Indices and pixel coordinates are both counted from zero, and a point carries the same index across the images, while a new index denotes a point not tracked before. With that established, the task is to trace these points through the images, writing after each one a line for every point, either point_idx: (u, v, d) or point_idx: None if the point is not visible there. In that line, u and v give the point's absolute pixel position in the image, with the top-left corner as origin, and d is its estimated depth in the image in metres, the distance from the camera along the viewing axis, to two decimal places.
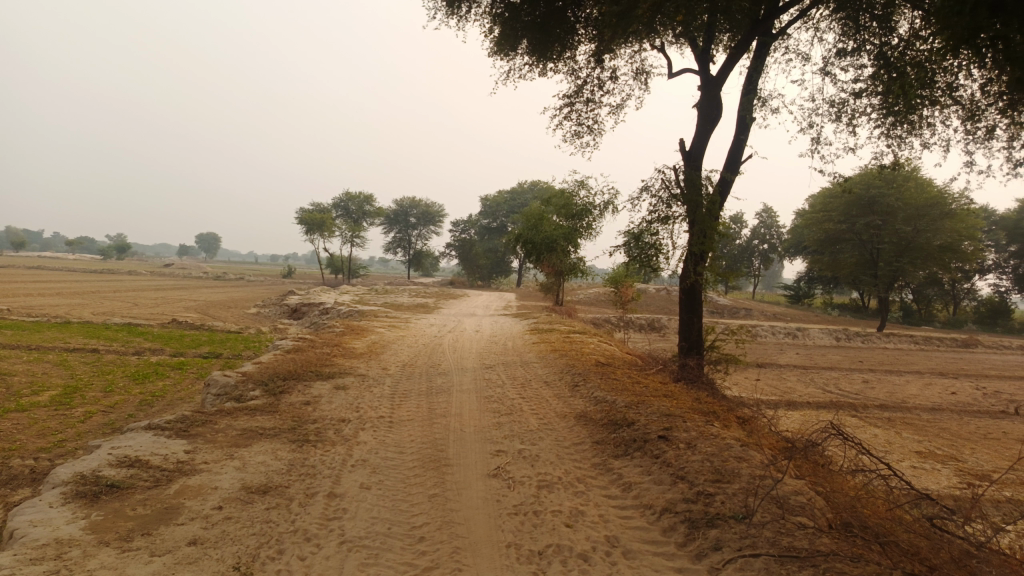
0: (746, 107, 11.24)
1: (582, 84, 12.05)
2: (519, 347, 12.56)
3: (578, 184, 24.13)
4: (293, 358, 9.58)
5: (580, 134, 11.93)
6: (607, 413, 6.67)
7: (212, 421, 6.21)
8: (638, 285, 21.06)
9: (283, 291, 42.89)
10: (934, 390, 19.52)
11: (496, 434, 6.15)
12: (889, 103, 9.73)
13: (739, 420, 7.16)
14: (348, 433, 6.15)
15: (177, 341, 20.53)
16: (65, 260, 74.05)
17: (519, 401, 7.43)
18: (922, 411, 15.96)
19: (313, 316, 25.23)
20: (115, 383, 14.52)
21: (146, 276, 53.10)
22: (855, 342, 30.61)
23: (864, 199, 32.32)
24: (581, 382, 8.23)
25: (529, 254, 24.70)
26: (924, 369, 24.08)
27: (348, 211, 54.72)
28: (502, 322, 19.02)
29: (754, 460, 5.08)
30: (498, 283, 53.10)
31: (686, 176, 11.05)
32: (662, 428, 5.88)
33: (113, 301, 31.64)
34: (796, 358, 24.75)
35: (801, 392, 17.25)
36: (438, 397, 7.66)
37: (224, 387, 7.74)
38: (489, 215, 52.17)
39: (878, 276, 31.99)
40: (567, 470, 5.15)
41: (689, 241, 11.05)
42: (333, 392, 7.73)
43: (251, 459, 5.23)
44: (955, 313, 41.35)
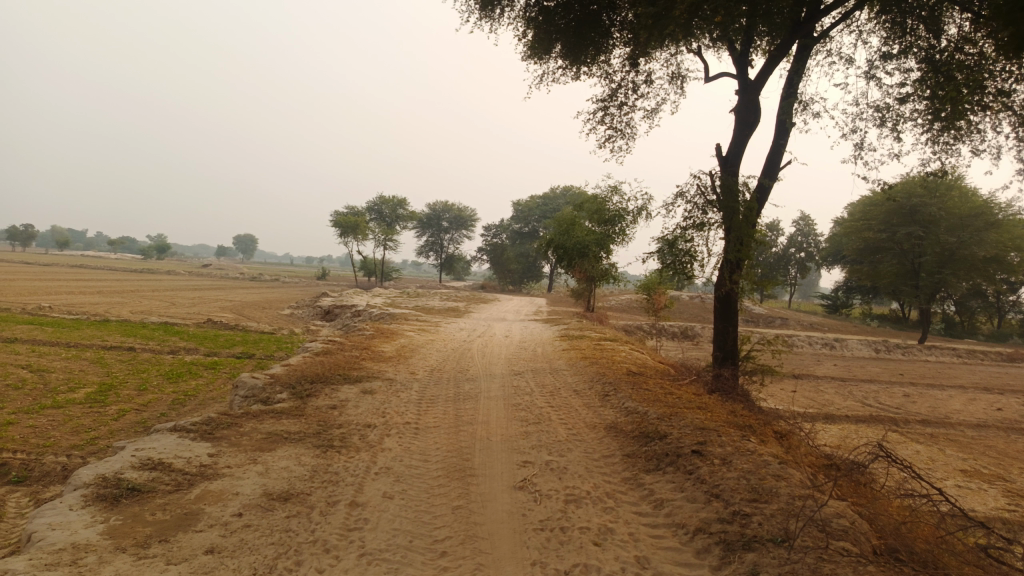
0: (786, 111, 10.94)
1: (616, 88, 11.86)
2: (549, 354, 12.39)
3: (611, 189, 23.90)
4: (321, 360, 9.54)
5: (614, 139, 11.73)
6: (638, 424, 6.47)
7: (237, 424, 6.17)
8: (670, 293, 20.75)
9: (316, 293, 43.28)
10: (979, 405, 18.84)
11: (523, 444, 5.99)
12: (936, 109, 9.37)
13: (777, 435, 6.90)
14: (373, 439, 6.04)
15: (211, 341, 20.76)
16: (107, 260, 75.79)
17: (548, 410, 7.26)
18: (966, 428, 15.39)
19: (345, 318, 25.34)
20: (149, 381, 14.67)
21: (184, 276, 54.04)
22: (895, 354, 29.79)
23: (906, 208, 31.47)
24: (611, 392, 8.03)
25: (560, 259, 24.51)
26: (968, 383, 23.31)
27: (381, 214, 55.08)
28: (533, 328, 18.86)
29: (793, 480, 4.84)
30: (529, 288, 52.93)
31: (722, 182, 10.78)
32: (695, 442, 5.67)
33: (151, 300, 32.20)
34: (833, 369, 24.14)
35: (838, 405, 16.76)
36: (465, 404, 7.53)
37: (252, 389, 7.70)
38: (521, 220, 52.07)
39: (919, 287, 31.14)
40: (596, 484, 4.97)
41: (725, 248, 10.78)
42: (360, 397, 7.64)
43: (274, 465, 5.15)
44: (1000, 326, 40.05)
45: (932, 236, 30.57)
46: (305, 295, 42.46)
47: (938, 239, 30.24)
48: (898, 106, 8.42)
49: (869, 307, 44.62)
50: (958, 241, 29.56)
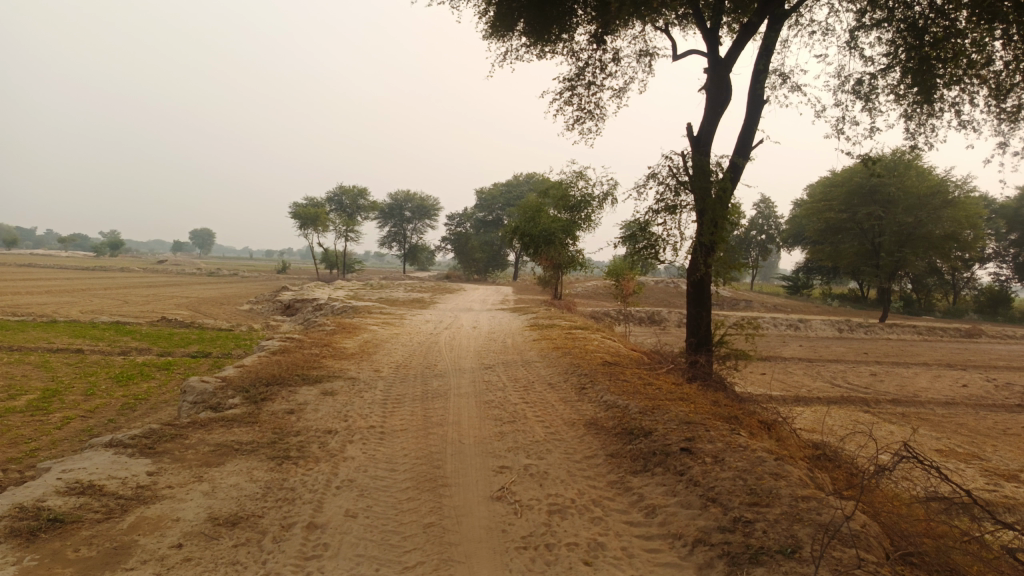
0: (757, 88, 10.63)
1: (583, 67, 11.42)
2: (519, 345, 11.95)
3: (576, 175, 23.52)
4: (278, 359, 8.95)
5: (581, 120, 11.31)
6: (619, 420, 6.07)
7: (184, 436, 5.60)
8: (639, 278, 20.43)
9: (277, 286, 42.19)
10: (944, 382, 19.00)
11: (499, 447, 5.53)
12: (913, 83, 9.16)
13: (762, 424, 6.57)
14: (334, 448, 5.52)
15: (165, 340, 19.86)
16: (57, 257, 73.23)
17: (522, 407, 6.81)
18: (936, 406, 15.40)
19: (306, 312, 24.58)
20: (97, 386, 13.83)
21: (139, 273, 52.33)
22: (858, 333, 30.09)
23: (866, 188, 31.95)
24: (588, 384, 7.62)
25: (526, 247, 24.01)
26: (931, 360, 23.55)
27: (342, 205, 53.96)
28: (500, 318, 18.37)
29: (792, 478, 4.47)
30: (494, 276, 52.46)
31: (694, 162, 10.44)
32: (684, 438, 5.28)
33: (102, 299, 30.91)
34: (799, 350, 24.19)
35: (810, 387, 16.66)
36: (434, 403, 7.04)
37: (201, 395, 7.11)
38: (485, 209, 51.60)
39: (880, 266, 31.12)
40: (581, 490, 4.54)
41: (699, 231, 10.45)
42: (320, 399, 7.09)
43: (221, 483, 4.61)
44: (955, 302, 40.84)
45: (890, 217, 30.87)
46: (265, 289, 41.44)
47: (897, 219, 30.47)
48: (875, 81, 8.18)
49: (830, 287, 45.22)
50: (917, 220, 29.73)
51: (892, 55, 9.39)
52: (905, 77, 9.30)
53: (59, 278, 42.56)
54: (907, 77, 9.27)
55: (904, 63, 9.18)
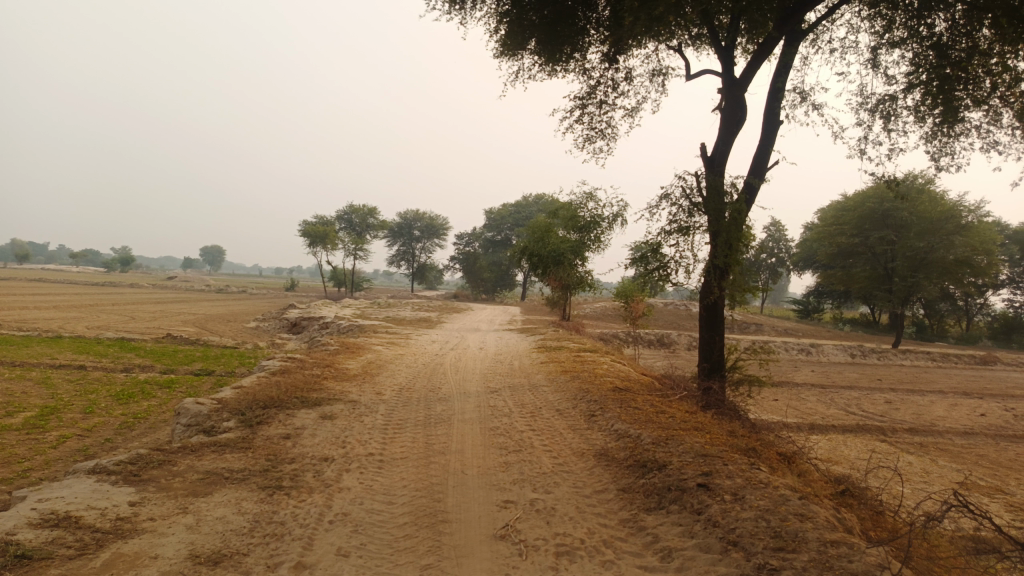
0: (772, 109, 10.40)
1: (594, 85, 11.22)
2: (526, 367, 11.65)
3: (586, 196, 23.32)
4: (277, 380, 8.68)
5: (591, 139, 11.10)
6: (630, 451, 5.76)
7: (172, 462, 5.31)
8: (648, 300, 20.10)
9: (284, 304, 42.05)
10: (961, 411, 18.54)
11: (503, 478, 5.23)
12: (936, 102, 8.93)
13: (781, 457, 6.25)
14: (329, 477, 5.22)
15: (169, 357, 19.63)
16: (68, 272, 73.53)
17: (529, 435, 6.50)
18: (954, 436, 14.97)
19: (312, 331, 24.37)
20: (96, 403, 13.57)
21: (147, 289, 52.40)
22: (871, 359, 29.59)
23: (877, 213, 31.71)
24: (598, 412, 7.31)
25: (535, 267, 23.76)
26: (947, 388, 23.07)
27: (351, 223, 53.99)
28: (507, 339, 18.08)
29: (819, 520, 4.14)
30: (502, 297, 52.18)
31: (706, 182, 10.20)
32: (700, 472, 4.97)
33: (109, 314, 30.80)
34: (812, 375, 23.73)
35: (824, 415, 16.25)
36: (437, 429, 6.75)
37: (195, 417, 6.84)
38: (493, 228, 51.48)
39: (893, 291, 30.61)
40: (591, 530, 4.22)
41: (713, 253, 10.16)
42: (318, 424, 6.80)
43: (207, 515, 4.32)
44: (968, 328, 40.24)
45: (903, 241, 30.43)
46: (271, 306, 41.36)
47: (910, 244, 29.92)
48: (896, 103, 8.02)
49: (840, 311, 44.70)
50: (929, 245, 29.14)
51: (914, 74, 9.17)
52: (926, 96, 9.09)
53: (68, 292, 42.64)
54: (927, 97, 9.08)
55: (923, 82, 9.00)
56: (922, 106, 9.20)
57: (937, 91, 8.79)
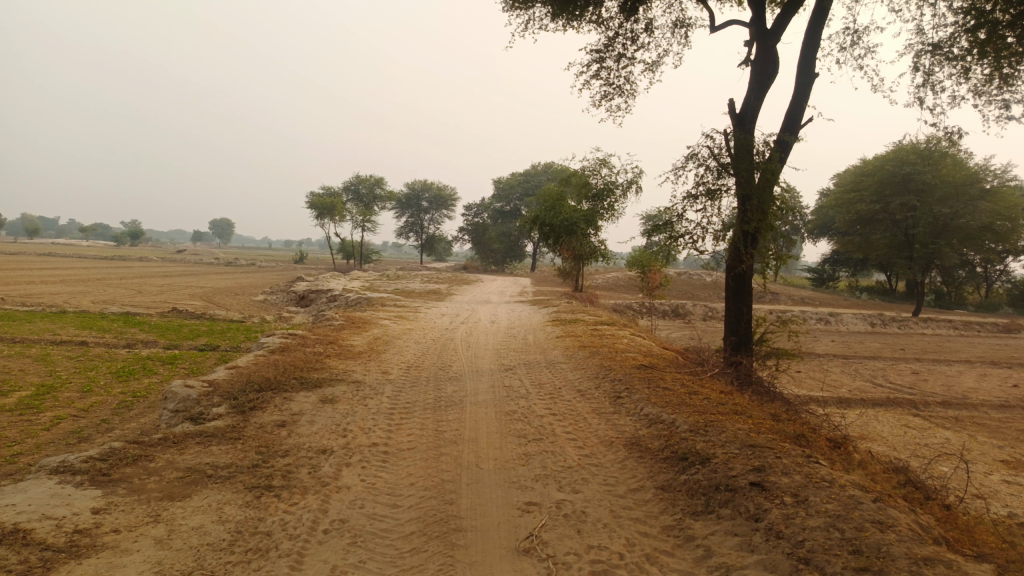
0: (808, 62, 9.55)
1: (613, 38, 10.38)
2: (542, 342, 10.98)
3: (598, 163, 22.44)
4: (276, 360, 8.04)
5: (609, 96, 10.31)
6: (667, 440, 5.11)
7: (150, 458, 4.70)
8: (665, 269, 19.32)
9: (292, 277, 41.48)
10: (991, 382, 17.78)
11: (523, 474, 4.60)
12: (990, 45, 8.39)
13: (832, 445, 5.60)
14: (326, 474, 4.59)
15: (173, 332, 19.11)
16: (77, 246, 73.11)
17: (550, 420, 5.86)
18: (989, 409, 14.26)
19: (320, 304, 23.81)
20: (95, 381, 13.02)
21: (157, 263, 52.03)
22: (891, 328, 28.78)
23: (899, 177, 30.43)
24: (624, 392, 6.66)
25: (546, 237, 22.96)
26: (974, 357, 22.27)
27: (358, 194, 53.20)
28: (520, 312, 17.45)
29: (902, 528, 3.50)
30: (512, 267, 51.48)
31: (735, 141, 9.43)
32: (751, 468, 4.33)
33: (116, 288, 30.39)
34: (833, 346, 22.99)
35: (850, 387, 15.56)
36: (447, 414, 6.12)
37: (184, 402, 6.24)
38: (503, 198, 50.39)
39: (913, 259, 29.82)
40: (633, 546, 3.57)
41: (743, 217, 9.40)
42: (317, 408, 6.19)
43: (182, 525, 3.73)
44: (987, 295, 39.28)
45: (925, 206, 29.18)
46: (279, 279, 40.89)
47: (932, 209, 28.88)
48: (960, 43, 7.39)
49: (856, 279, 43.73)
50: (953, 211, 28.26)
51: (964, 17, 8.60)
52: (978, 42, 8.55)
53: (76, 267, 42.28)
54: (977, 42, 8.56)
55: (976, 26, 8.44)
56: (973, 51, 8.66)
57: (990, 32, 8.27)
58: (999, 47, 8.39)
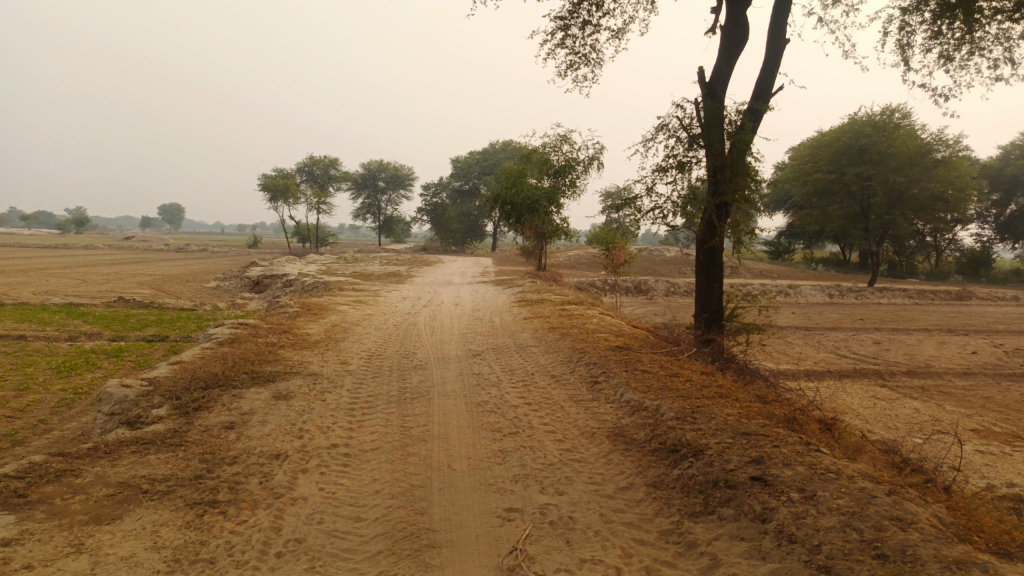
0: (779, 27, 9.20)
1: (576, 3, 9.88)
2: (509, 325, 10.53)
3: (559, 139, 21.99)
4: (225, 352, 7.45)
5: (574, 66, 9.83)
6: (652, 428, 4.74)
7: (76, 472, 4.13)
8: (630, 245, 18.95)
9: (246, 262, 40.22)
10: (951, 350, 17.96)
11: (500, 475, 4.17)
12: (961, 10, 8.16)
13: (823, 428, 5.30)
14: (279, 484, 4.09)
15: (120, 323, 18.11)
16: (16, 235, 69.71)
17: (524, 411, 5.43)
18: (953, 377, 14.35)
19: (275, 290, 22.96)
20: (33, 378, 12.11)
21: (104, 250, 49.99)
22: (848, 299, 29.12)
23: (854, 148, 30.52)
24: (601, 376, 6.28)
25: (507, 216, 22.42)
26: (931, 325, 22.58)
27: (313, 176, 51.81)
28: (484, 292, 16.98)
29: (925, 523, 3.17)
30: (472, 246, 50.85)
31: (705, 109, 9.04)
32: (749, 459, 3.97)
33: (59, 278, 28.96)
34: (795, 318, 23.07)
35: (817, 359, 15.53)
36: (413, 407, 5.65)
37: (121, 404, 5.66)
38: (461, 177, 49.58)
39: (869, 229, 30.07)
40: (631, 560, 3.17)
41: (714, 190, 9.05)
42: (270, 406, 5.65)
43: (109, 556, 3.19)
44: (937, 264, 40.13)
45: (880, 175, 29.42)
46: (232, 265, 39.63)
47: (888, 178, 29.28)
48: None
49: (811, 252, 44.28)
50: (908, 179, 29.00)
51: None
52: (945, 7, 8.33)
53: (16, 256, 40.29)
54: (946, 7, 8.33)
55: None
56: (942, 15, 8.42)
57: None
58: (969, 11, 8.14)
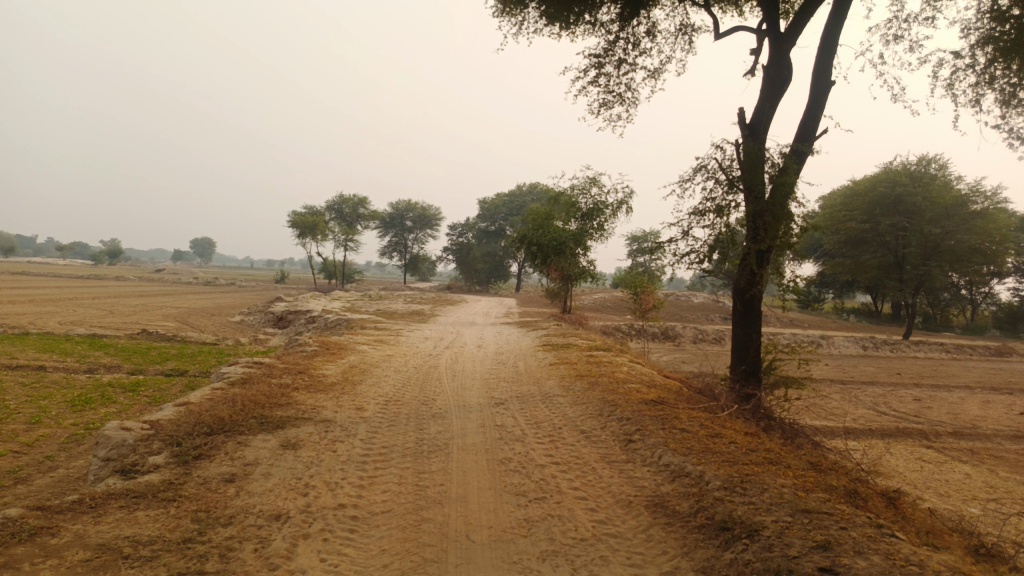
0: (824, 69, 8.83)
1: (612, 41, 9.62)
2: (535, 371, 10.05)
3: (588, 181, 21.70)
4: (235, 394, 7.05)
5: (608, 105, 9.53)
6: (697, 500, 4.21)
7: (54, 530, 3.72)
8: (659, 291, 18.30)
9: (271, 297, 40.21)
10: (997, 410, 17.01)
11: (526, 550, 3.68)
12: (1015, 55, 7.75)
13: (888, 502, 4.71)
14: (277, 552, 3.63)
15: (140, 356, 17.90)
16: (51, 264, 71.12)
17: (553, 472, 4.92)
18: (1003, 440, 13.49)
19: (297, 326, 22.72)
20: (46, 411, 11.78)
21: (134, 282, 50.48)
22: (883, 351, 28.15)
23: (890, 198, 29.84)
24: (636, 434, 5.77)
25: (533, 257, 22.04)
26: (973, 382, 21.57)
27: (340, 213, 52.13)
28: (507, 335, 16.49)
29: None
30: (496, 288, 50.45)
31: (745, 150, 8.62)
32: (814, 544, 3.43)
33: (86, 309, 29.04)
34: (830, 370, 22.22)
35: (856, 416, 14.76)
36: (430, 463, 5.17)
37: (119, 448, 5.27)
38: (487, 218, 49.53)
39: (903, 280, 28.97)
40: None
41: (753, 236, 8.56)
42: (278, 456, 5.23)
43: None
44: (973, 318, 38.84)
45: (915, 226, 28.65)
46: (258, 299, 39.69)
47: (923, 229, 28.50)
48: None
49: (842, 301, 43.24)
50: (944, 230, 28.20)
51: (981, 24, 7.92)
52: (996, 53, 7.94)
53: (48, 285, 40.74)
54: (997, 52, 7.94)
55: (997, 36, 7.81)
56: (994, 61, 8.01)
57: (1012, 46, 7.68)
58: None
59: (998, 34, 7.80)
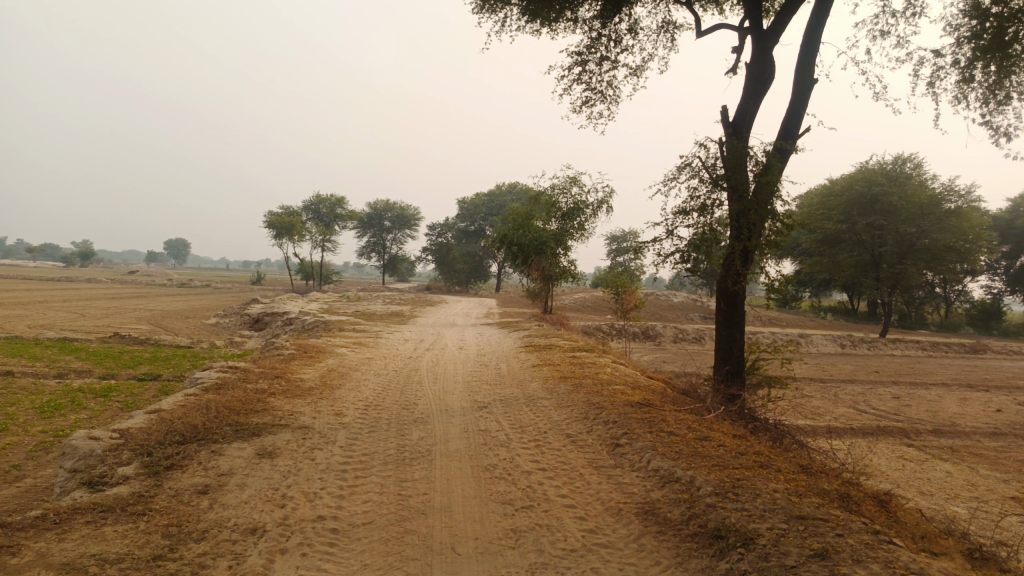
0: (806, 67, 8.79)
1: (594, 39, 9.51)
2: (518, 373, 9.91)
3: (568, 181, 21.63)
4: (210, 400, 6.83)
5: (590, 104, 9.42)
6: (689, 506, 4.09)
7: (14, 550, 3.51)
8: (640, 291, 18.23)
9: (248, 298, 39.69)
10: (974, 407, 17.16)
11: (514, 563, 3.53)
12: (993, 56, 7.78)
13: (880, 505, 4.64)
14: (253, 569, 3.45)
15: (113, 360, 17.49)
16: (22, 267, 69.77)
17: (540, 480, 4.78)
18: (981, 437, 13.60)
19: (275, 328, 22.39)
20: (14, 418, 11.43)
21: (107, 284, 49.61)
22: (860, 349, 28.41)
23: (866, 198, 30.13)
24: (623, 438, 5.65)
25: (514, 257, 21.91)
26: (950, 380, 21.80)
27: (318, 214, 51.62)
28: (489, 336, 16.34)
29: None
30: (476, 288, 50.20)
31: (728, 149, 8.55)
32: (811, 553, 3.32)
33: (57, 312, 28.40)
34: (810, 369, 22.34)
35: (837, 414, 14.81)
36: (413, 471, 5.00)
37: (86, 459, 5.05)
38: (466, 218, 49.31)
39: (880, 279, 29.11)
40: None
41: (736, 235, 8.49)
42: (253, 465, 5.03)
43: None
44: (947, 316, 39.37)
45: (891, 226, 28.94)
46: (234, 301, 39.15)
47: (898, 229, 28.81)
48: None
49: (820, 300, 43.62)
50: (918, 230, 28.51)
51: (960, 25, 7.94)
52: (976, 53, 7.95)
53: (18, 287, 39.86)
54: (976, 52, 7.95)
55: (976, 37, 7.82)
56: (974, 61, 8.02)
57: (990, 46, 7.70)
58: (1003, 57, 7.74)
59: (977, 34, 7.81)
